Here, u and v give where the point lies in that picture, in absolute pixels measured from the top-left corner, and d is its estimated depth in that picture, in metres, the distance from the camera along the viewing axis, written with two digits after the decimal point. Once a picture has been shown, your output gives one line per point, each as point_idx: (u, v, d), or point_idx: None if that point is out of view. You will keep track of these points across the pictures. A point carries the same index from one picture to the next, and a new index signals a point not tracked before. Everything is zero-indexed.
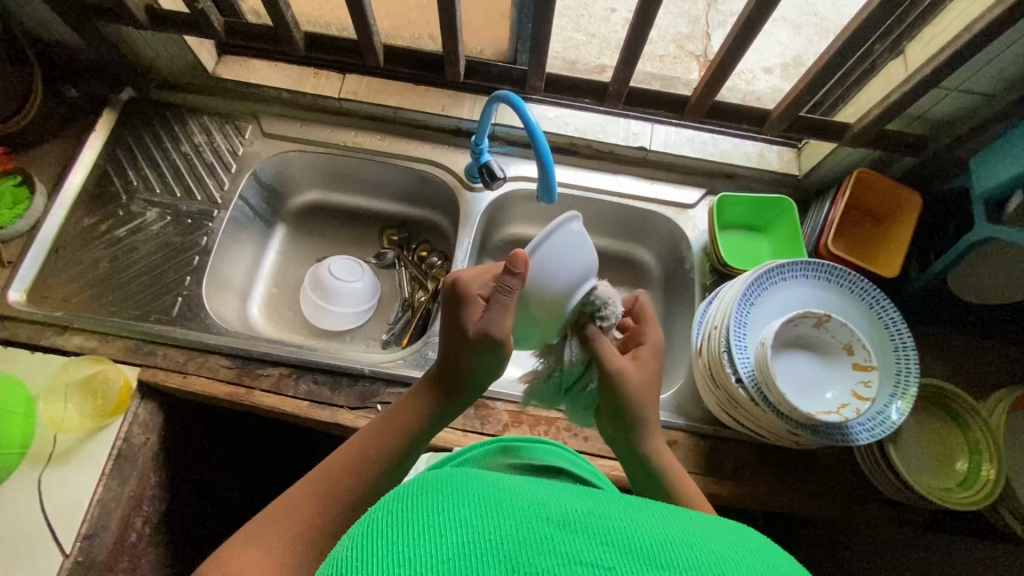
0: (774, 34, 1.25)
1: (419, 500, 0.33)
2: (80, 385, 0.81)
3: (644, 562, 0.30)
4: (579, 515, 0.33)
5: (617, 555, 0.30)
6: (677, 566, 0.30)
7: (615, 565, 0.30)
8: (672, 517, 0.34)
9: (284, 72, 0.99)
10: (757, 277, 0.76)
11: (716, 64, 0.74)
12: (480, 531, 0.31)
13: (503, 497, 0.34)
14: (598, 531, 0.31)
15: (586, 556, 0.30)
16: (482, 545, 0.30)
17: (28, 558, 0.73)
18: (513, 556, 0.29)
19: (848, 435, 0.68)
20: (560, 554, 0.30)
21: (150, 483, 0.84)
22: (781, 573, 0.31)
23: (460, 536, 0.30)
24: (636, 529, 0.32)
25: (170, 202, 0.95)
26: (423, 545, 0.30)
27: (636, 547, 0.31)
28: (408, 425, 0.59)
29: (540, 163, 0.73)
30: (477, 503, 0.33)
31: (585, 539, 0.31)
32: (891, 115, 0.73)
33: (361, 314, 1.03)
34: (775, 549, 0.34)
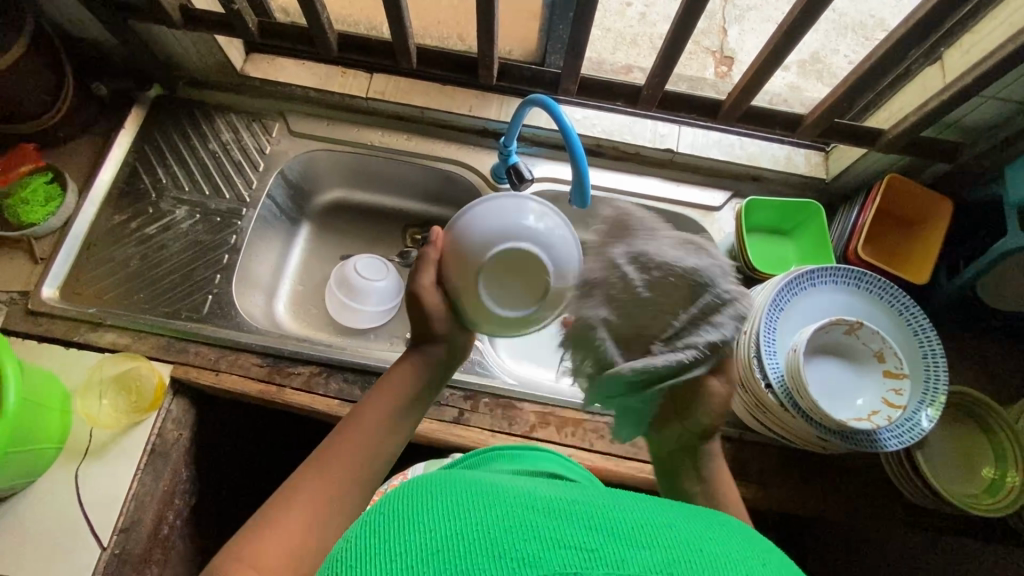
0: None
1: (412, 500, 0.36)
2: (115, 381, 0.82)
3: (625, 542, 0.32)
4: (561, 505, 0.35)
5: (597, 538, 0.32)
6: (653, 545, 0.32)
7: (598, 547, 0.32)
8: (648, 505, 0.37)
9: (312, 71, 0.99)
10: (788, 282, 0.76)
11: (753, 70, 0.74)
12: (466, 522, 0.33)
13: (489, 493, 0.36)
14: (581, 517, 0.34)
15: (570, 539, 0.32)
16: (471, 534, 0.32)
17: (69, 550, 0.74)
18: (498, 543, 0.31)
19: (880, 442, 0.68)
20: (544, 537, 0.32)
21: (181, 477, 0.86)
22: (753, 557, 0.34)
23: (448, 529, 0.33)
24: (615, 514, 0.35)
25: (198, 200, 0.95)
26: (415, 541, 0.32)
27: (615, 529, 0.33)
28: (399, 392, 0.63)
29: (575, 166, 0.73)
30: (463, 498, 0.35)
31: (570, 525, 0.33)
32: (927, 123, 0.73)
33: (386, 312, 1.04)
34: (752, 540, 0.38)
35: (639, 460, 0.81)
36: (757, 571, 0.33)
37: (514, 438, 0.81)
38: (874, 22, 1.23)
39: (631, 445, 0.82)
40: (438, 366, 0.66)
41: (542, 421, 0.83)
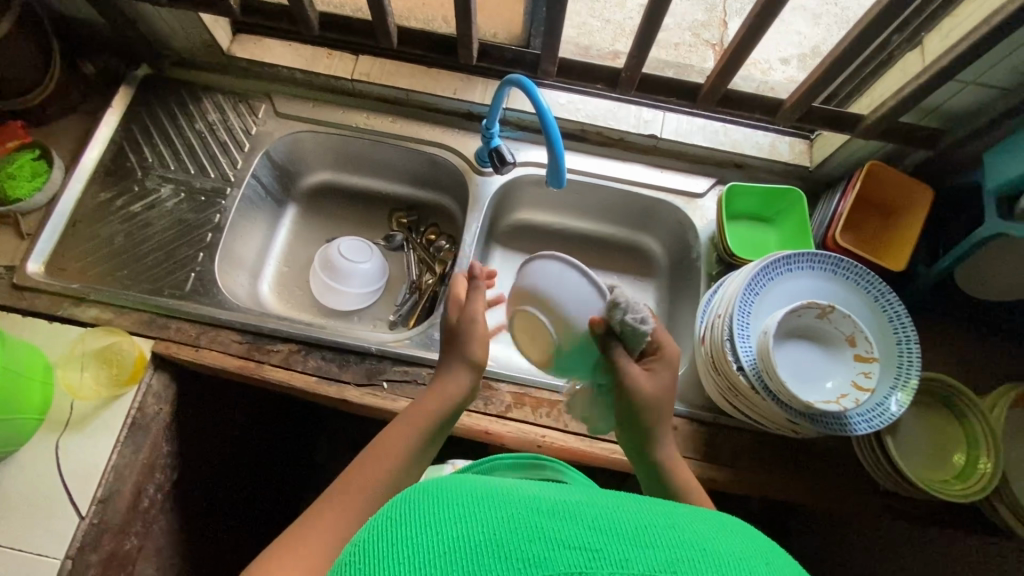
0: (793, 25, 1.24)
1: (416, 501, 0.34)
2: (96, 355, 0.83)
3: (632, 542, 0.31)
4: (566, 505, 0.33)
5: (603, 538, 0.31)
6: (656, 545, 0.31)
7: (602, 547, 0.30)
8: (651, 503, 0.35)
9: (297, 51, 0.99)
10: (763, 267, 0.76)
11: (730, 53, 0.74)
12: (472, 525, 0.31)
13: (491, 492, 0.35)
14: (585, 517, 0.32)
15: (574, 540, 0.31)
16: (474, 535, 0.31)
17: (48, 518, 0.76)
18: (504, 542, 0.30)
19: (847, 425, 0.69)
20: (550, 538, 0.30)
21: (162, 452, 0.87)
22: (766, 556, 0.33)
23: (455, 531, 0.31)
24: (619, 513, 0.33)
25: (183, 179, 0.96)
26: (416, 544, 0.31)
27: (621, 529, 0.32)
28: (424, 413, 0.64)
29: (549, 148, 0.73)
30: (466, 498, 0.34)
31: (573, 525, 0.32)
32: (905, 107, 0.73)
33: (370, 294, 1.05)
34: (772, 546, 0.35)
35: (612, 442, 0.82)
36: (760, 570, 0.31)
37: (489, 417, 0.82)
38: None
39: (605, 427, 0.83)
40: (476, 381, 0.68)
41: (518, 401, 0.84)
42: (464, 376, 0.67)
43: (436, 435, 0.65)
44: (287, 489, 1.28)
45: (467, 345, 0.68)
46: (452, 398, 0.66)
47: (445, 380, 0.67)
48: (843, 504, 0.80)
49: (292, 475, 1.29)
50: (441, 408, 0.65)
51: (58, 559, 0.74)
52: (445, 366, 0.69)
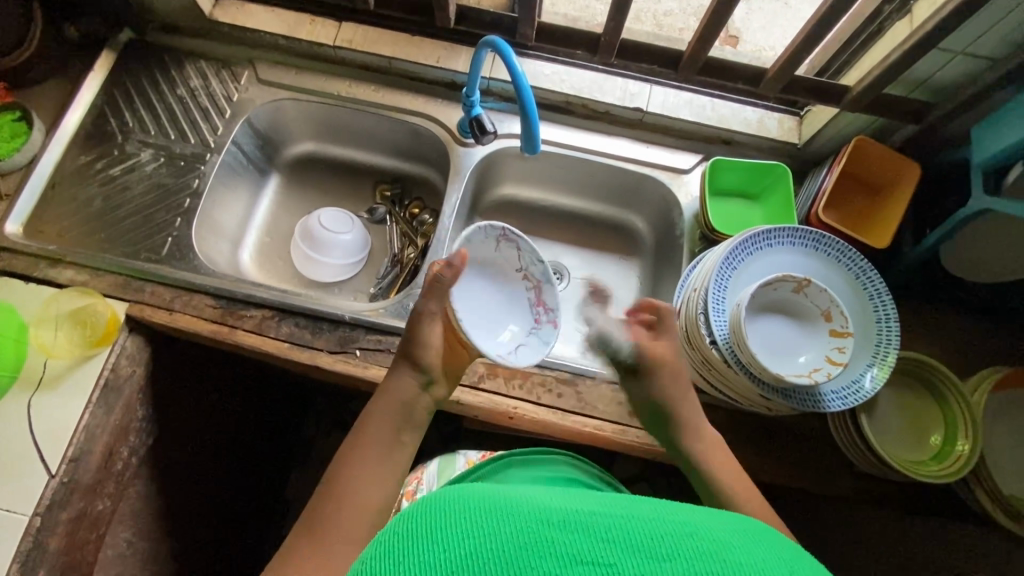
0: (797, 9, 1.21)
1: (425, 513, 0.36)
2: (71, 316, 0.83)
3: (644, 556, 0.32)
4: (578, 516, 0.34)
5: (616, 552, 0.32)
6: (671, 557, 0.32)
7: (616, 561, 0.31)
8: (670, 510, 0.36)
9: (280, 17, 0.98)
10: (740, 241, 0.75)
11: (711, 18, 0.72)
12: (482, 543, 0.33)
13: (502, 503, 0.36)
14: (599, 529, 0.33)
15: (588, 554, 0.32)
16: (484, 552, 0.32)
17: (17, 475, 0.76)
18: (515, 560, 0.31)
19: (820, 401, 0.68)
20: (561, 554, 0.32)
21: (136, 415, 0.87)
22: (786, 561, 0.34)
23: (463, 549, 0.33)
24: (633, 523, 0.34)
25: (163, 144, 0.96)
26: (430, 560, 0.32)
27: (636, 541, 0.33)
28: (392, 404, 0.68)
29: (523, 113, 0.71)
30: (477, 510, 0.35)
31: (585, 538, 0.33)
32: (890, 77, 0.71)
33: (351, 266, 1.05)
34: (794, 548, 0.37)
35: (584, 416, 0.81)
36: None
37: (461, 388, 0.81)
38: None
39: (578, 400, 0.82)
40: (424, 378, 0.70)
41: (491, 372, 0.83)
42: (408, 378, 0.70)
43: (409, 419, 0.68)
44: (271, 462, 1.28)
45: (416, 352, 0.70)
46: (397, 398, 0.68)
47: (392, 386, 0.69)
48: (817, 484, 0.78)
49: (275, 449, 1.29)
50: (396, 409, 0.67)
51: (26, 515, 0.75)
52: (394, 369, 0.71)
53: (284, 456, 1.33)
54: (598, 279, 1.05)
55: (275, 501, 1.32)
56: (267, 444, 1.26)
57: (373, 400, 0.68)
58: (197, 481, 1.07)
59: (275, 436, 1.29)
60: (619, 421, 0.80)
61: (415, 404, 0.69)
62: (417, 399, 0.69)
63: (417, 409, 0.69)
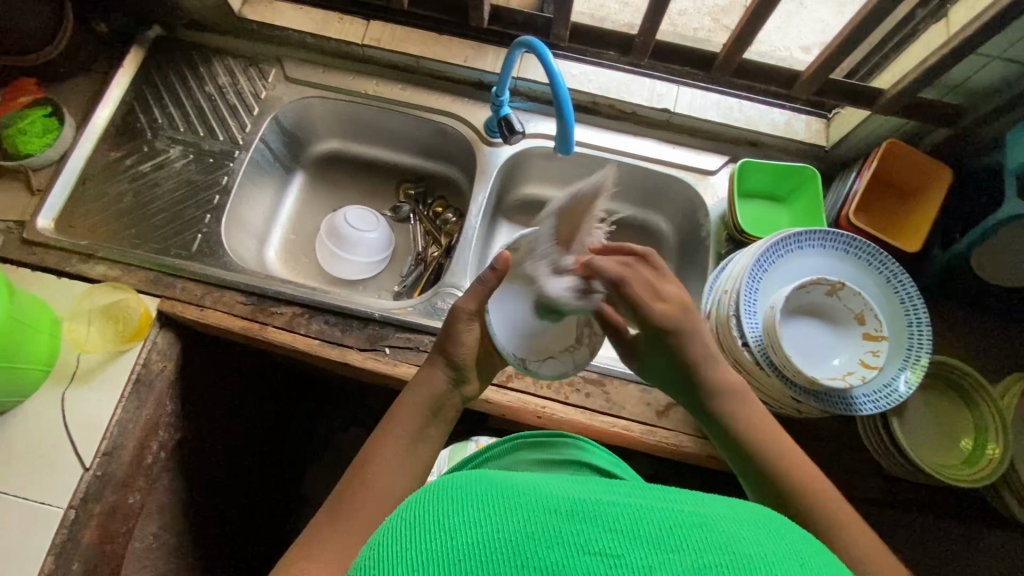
0: (813, 10, 1.21)
1: (436, 500, 0.36)
2: (103, 311, 0.84)
3: (652, 546, 0.31)
4: (586, 507, 0.34)
5: (624, 543, 0.31)
6: (682, 548, 0.31)
7: (624, 553, 0.30)
8: (681, 501, 0.35)
9: (309, 16, 0.98)
10: (773, 243, 0.75)
11: (748, 21, 0.72)
12: (488, 531, 0.32)
13: (510, 493, 0.35)
14: (608, 520, 0.32)
15: (595, 546, 0.31)
16: (490, 541, 0.32)
17: (52, 469, 0.77)
18: (520, 550, 0.31)
19: (853, 404, 0.68)
20: (568, 547, 0.31)
21: (166, 410, 0.88)
22: (796, 551, 0.34)
23: (468, 538, 0.32)
24: (643, 514, 0.33)
25: (192, 141, 0.96)
26: (433, 546, 0.32)
27: (645, 532, 0.32)
28: (423, 398, 0.68)
29: (559, 114, 0.71)
30: (486, 500, 0.34)
31: (594, 529, 0.32)
32: (926, 81, 0.71)
33: (375, 264, 1.05)
34: (804, 537, 0.36)
35: (611, 416, 0.81)
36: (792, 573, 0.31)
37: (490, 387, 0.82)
38: None
39: (605, 401, 0.82)
40: (456, 376, 0.71)
41: (520, 372, 0.83)
42: (440, 373, 0.70)
43: (438, 413, 0.68)
44: (289, 458, 1.29)
45: (450, 349, 0.70)
46: (429, 393, 0.68)
47: (424, 379, 0.70)
48: (845, 487, 0.78)
49: (293, 444, 1.30)
50: (426, 404, 0.68)
51: (61, 508, 0.76)
52: (426, 366, 0.71)
53: (301, 453, 1.33)
54: None
55: (293, 497, 1.32)
56: (285, 441, 1.27)
57: (405, 394, 0.69)
58: (220, 476, 1.08)
59: (292, 431, 1.30)
60: (647, 422, 0.81)
61: (445, 399, 0.69)
62: (446, 393, 0.70)
63: (446, 403, 0.69)
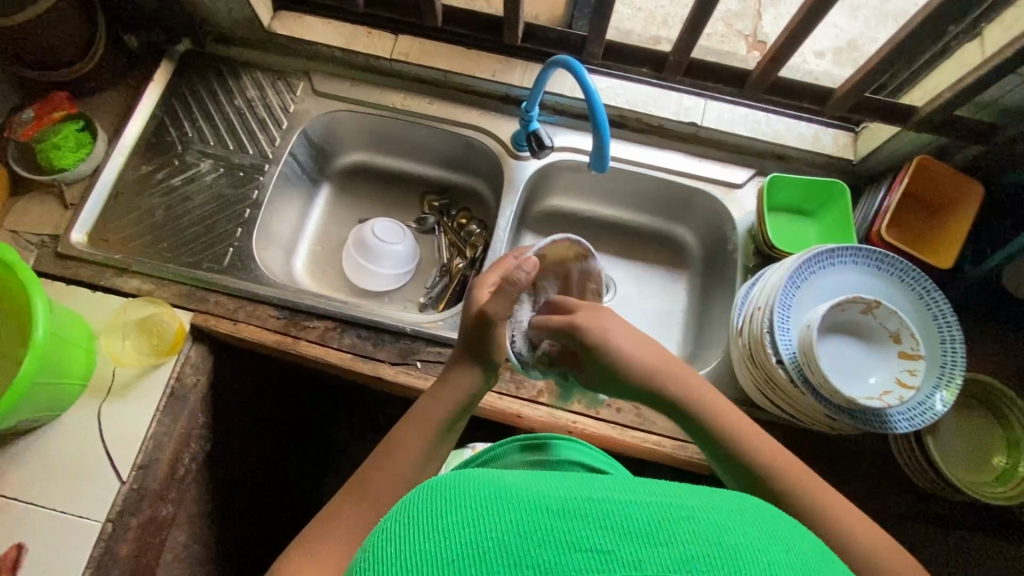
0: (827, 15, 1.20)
1: (422, 501, 0.34)
2: (139, 325, 0.85)
3: (644, 541, 0.30)
4: (576, 502, 0.32)
5: (616, 539, 0.30)
6: (673, 541, 0.30)
7: (613, 548, 0.30)
8: (673, 493, 0.34)
9: (338, 30, 0.99)
10: (806, 259, 0.75)
11: (784, 40, 0.73)
12: (475, 532, 0.31)
13: (499, 489, 0.34)
14: (599, 515, 0.31)
15: (587, 542, 0.30)
16: (476, 541, 0.30)
17: (89, 483, 0.78)
18: (511, 551, 0.29)
19: (888, 422, 0.68)
20: (561, 545, 0.29)
21: (198, 423, 0.89)
22: (792, 544, 0.33)
23: (454, 542, 0.30)
24: (633, 508, 0.32)
25: (222, 154, 0.97)
26: (420, 550, 0.30)
27: (634, 526, 0.31)
28: (452, 398, 0.66)
29: (595, 132, 0.72)
30: (470, 498, 0.33)
31: (585, 524, 0.31)
32: (962, 100, 0.71)
33: (400, 276, 1.05)
34: (795, 525, 0.35)
35: (642, 431, 0.82)
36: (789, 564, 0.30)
37: (521, 401, 0.82)
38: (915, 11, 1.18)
39: (636, 416, 0.82)
40: (489, 375, 0.69)
41: (550, 387, 0.84)
42: (470, 372, 0.67)
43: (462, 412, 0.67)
44: (311, 468, 1.29)
45: (486, 350, 0.66)
46: (464, 393, 0.66)
47: (454, 378, 0.67)
48: (877, 503, 0.79)
49: (315, 455, 1.30)
50: (452, 403, 0.66)
51: (99, 522, 0.77)
52: (456, 362, 0.68)
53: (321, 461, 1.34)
54: (646, 291, 1.06)
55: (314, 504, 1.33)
56: (307, 449, 1.28)
57: (433, 393, 0.67)
58: (245, 486, 1.08)
59: (314, 441, 1.30)
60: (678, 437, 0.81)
61: (473, 398, 0.67)
62: (474, 392, 0.67)
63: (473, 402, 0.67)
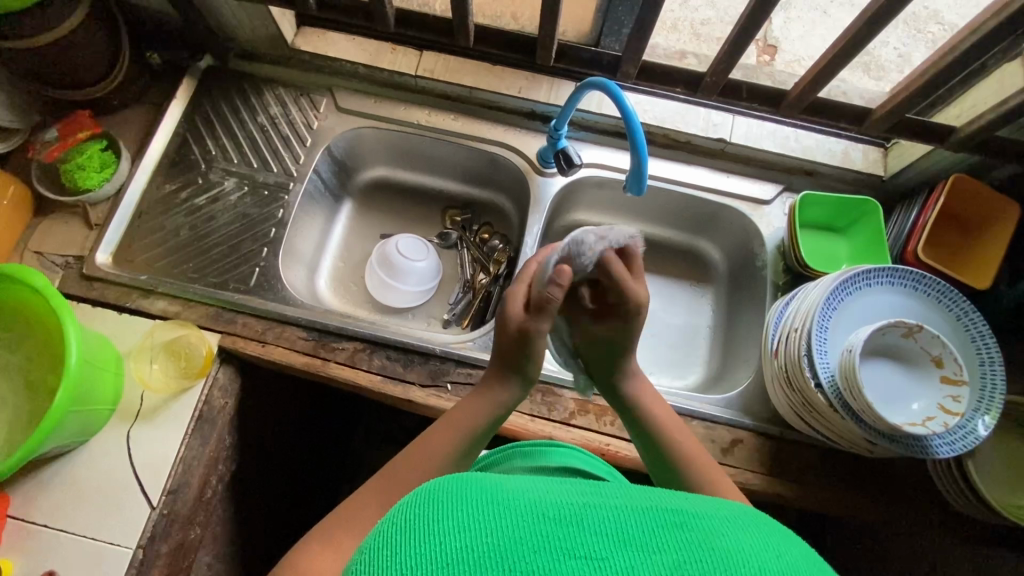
0: (837, 19, 1.19)
1: (423, 504, 0.36)
2: (166, 347, 0.84)
3: (635, 548, 0.32)
4: (571, 509, 0.34)
5: (610, 547, 0.32)
6: (662, 549, 0.32)
7: (608, 556, 0.32)
8: (663, 499, 0.37)
9: (362, 46, 0.98)
10: (845, 279, 0.74)
11: (824, 62, 0.72)
12: (475, 535, 0.33)
13: (497, 494, 0.36)
14: (591, 523, 0.34)
15: (580, 549, 0.32)
16: (476, 545, 0.32)
17: (119, 508, 0.77)
18: (510, 554, 0.32)
19: (930, 448, 0.67)
20: (555, 551, 0.32)
21: (225, 444, 0.88)
22: (774, 541, 0.35)
23: (454, 542, 0.32)
24: (624, 515, 0.34)
25: (247, 172, 0.96)
26: (423, 549, 0.32)
27: (626, 535, 0.33)
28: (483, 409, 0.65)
29: (634, 152, 0.71)
30: (470, 503, 0.35)
31: (579, 532, 0.33)
32: (1004, 122, 0.71)
33: (422, 294, 1.04)
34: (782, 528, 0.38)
35: None
36: (771, 565, 0.32)
37: (553, 424, 0.82)
38: (927, 14, 1.16)
39: None
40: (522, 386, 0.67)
41: (582, 409, 0.83)
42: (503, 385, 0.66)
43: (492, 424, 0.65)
44: (332, 485, 1.28)
45: (520, 359, 0.65)
46: (495, 408, 0.65)
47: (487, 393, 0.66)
48: (913, 524, 0.78)
49: (335, 472, 1.28)
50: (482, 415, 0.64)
51: (130, 548, 0.76)
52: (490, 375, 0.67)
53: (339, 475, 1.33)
54: (672, 306, 1.05)
55: None
56: (327, 464, 1.26)
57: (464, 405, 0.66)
58: (268, 505, 1.07)
59: (333, 458, 1.28)
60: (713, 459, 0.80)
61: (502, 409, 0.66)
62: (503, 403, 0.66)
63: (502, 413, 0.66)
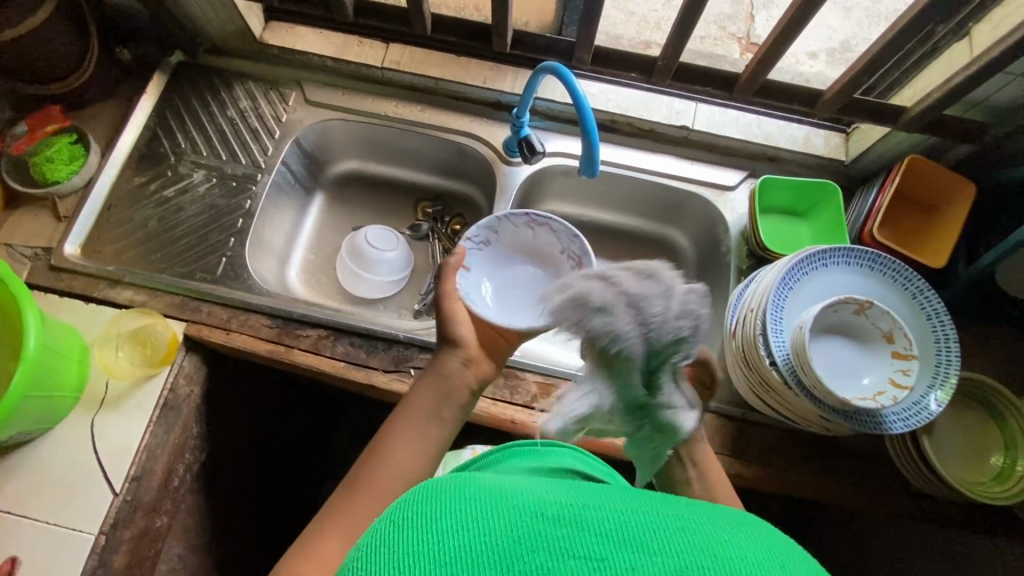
0: None
1: (422, 502, 0.35)
2: (132, 337, 0.85)
3: (636, 549, 0.32)
4: (572, 510, 0.34)
5: (609, 547, 0.31)
6: (664, 552, 0.31)
7: (608, 556, 0.31)
8: (665, 505, 0.36)
9: (329, 39, 1.00)
10: (799, 260, 0.75)
11: (770, 45, 0.74)
12: (473, 533, 0.32)
13: (498, 495, 0.35)
14: (593, 524, 0.33)
15: (580, 549, 0.31)
16: (476, 546, 0.32)
17: (82, 494, 0.78)
18: (510, 555, 0.31)
19: (882, 423, 0.68)
20: (554, 550, 0.31)
21: (192, 432, 0.88)
22: (783, 555, 0.34)
23: (455, 540, 0.32)
24: (627, 519, 0.33)
25: (215, 164, 0.97)
26: (422, 547, 0.32)
27: (629, 538, 0.32)
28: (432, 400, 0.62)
29: (585, 136, 0.72)
30: (469, 502, 0.34)
31: (582, 532, 0.32)
32: (950, 100, 0.72)
33: (394, 283, 1.05)
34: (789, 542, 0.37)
35: None
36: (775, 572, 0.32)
37: (516, 408, 0.82)
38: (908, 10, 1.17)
39: None
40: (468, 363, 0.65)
41: (544, 391, 0.84)
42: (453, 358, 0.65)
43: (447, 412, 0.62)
44: (311, 481, 1.27)
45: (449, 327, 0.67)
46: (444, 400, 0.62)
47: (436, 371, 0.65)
48: (875, 504, 0.78)
49: (315, 467, 1.28)
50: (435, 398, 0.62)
51: (92, 534, 0.76)
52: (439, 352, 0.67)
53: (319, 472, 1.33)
54: None
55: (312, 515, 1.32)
56: (307, 460, 1.26)
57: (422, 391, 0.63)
58: (243, 497, 1.07)
59: (313, 453, 1.28)
60: None
61: (455, 381, 0.63)
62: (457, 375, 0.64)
63: (457, 385, 0.63)
